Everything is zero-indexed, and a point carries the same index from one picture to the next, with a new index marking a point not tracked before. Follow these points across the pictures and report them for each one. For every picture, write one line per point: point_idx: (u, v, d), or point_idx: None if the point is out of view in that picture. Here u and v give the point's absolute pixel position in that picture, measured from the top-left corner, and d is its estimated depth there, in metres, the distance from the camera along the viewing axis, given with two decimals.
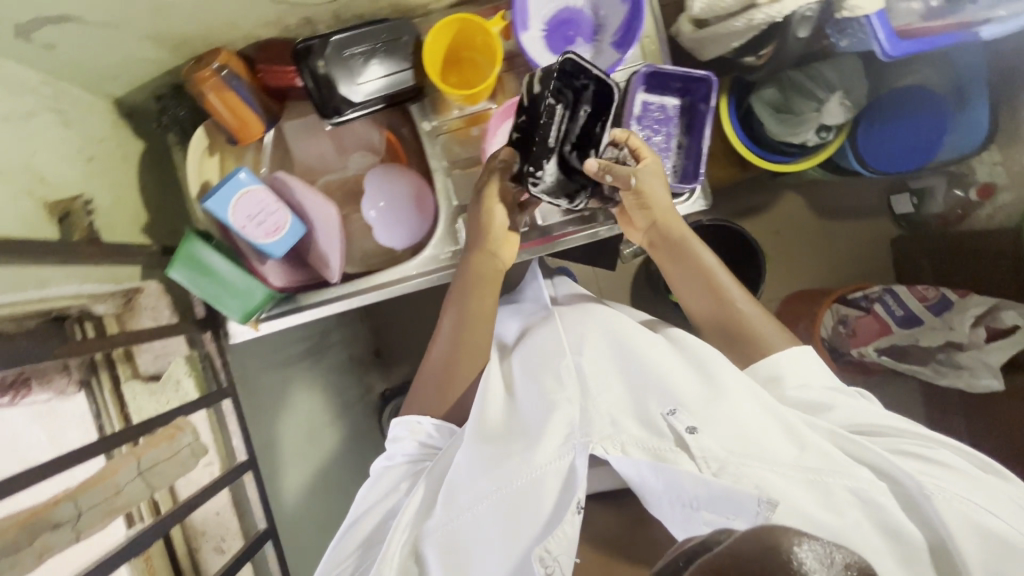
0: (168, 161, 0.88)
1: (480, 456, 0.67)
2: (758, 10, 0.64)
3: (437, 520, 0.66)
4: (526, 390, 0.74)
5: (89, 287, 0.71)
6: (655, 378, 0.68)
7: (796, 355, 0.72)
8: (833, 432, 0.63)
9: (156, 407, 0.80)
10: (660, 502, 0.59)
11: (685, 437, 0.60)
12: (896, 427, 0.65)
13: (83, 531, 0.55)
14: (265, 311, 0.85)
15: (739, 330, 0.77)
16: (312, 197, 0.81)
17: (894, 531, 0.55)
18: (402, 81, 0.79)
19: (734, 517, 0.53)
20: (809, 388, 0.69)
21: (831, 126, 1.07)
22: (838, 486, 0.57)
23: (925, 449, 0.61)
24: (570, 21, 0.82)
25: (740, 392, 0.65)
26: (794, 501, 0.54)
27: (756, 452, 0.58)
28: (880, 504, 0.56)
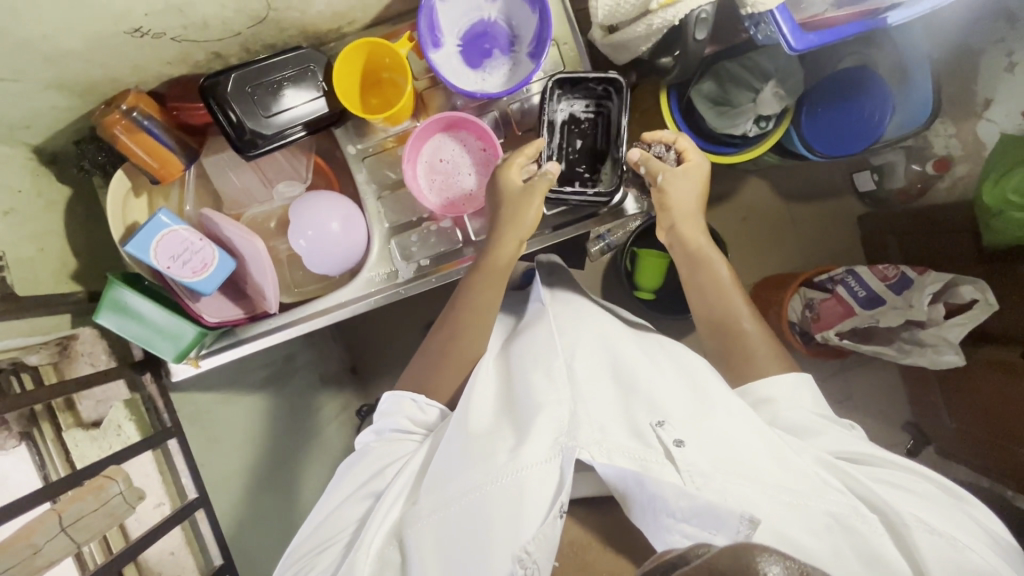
0: (97, 204, 0.88)
1: (466, 454, 0.65)
2: (654, 15, 0.64)
3: (419, 510, 0.63)
4: (514, 389, 0.74)
5: (15, 341, 0.71)
6: (643, 389, 0.68)
7: (799, 384, 0.72)
8: (817, 453, 0.64)
9: (98, 453, 0.80)
10: (643, 515, 0.59)
11: (672, 450, 0.60)
12: (887, 459, 0.65)
13: None
14: (203, 347, 0.85)
15: (742, 342, 0.78)
16: (239, 232, 0.80)
17: (868, 555, 0.56)
18: (316, 108, 0.78)
19: (714, 534, 0.54)
20: (805, 411, 0.70)
21: (770, 115, 1.06)
22: (817, 508, 0.58)
23: (906, 482, 0.63)
24: (485, 34, 0.82)
25: (729, 404, 0.66)
26: (774, 518, 0.56)
27: (738, 466, 0.59)
28: (856, 528, 0.57)
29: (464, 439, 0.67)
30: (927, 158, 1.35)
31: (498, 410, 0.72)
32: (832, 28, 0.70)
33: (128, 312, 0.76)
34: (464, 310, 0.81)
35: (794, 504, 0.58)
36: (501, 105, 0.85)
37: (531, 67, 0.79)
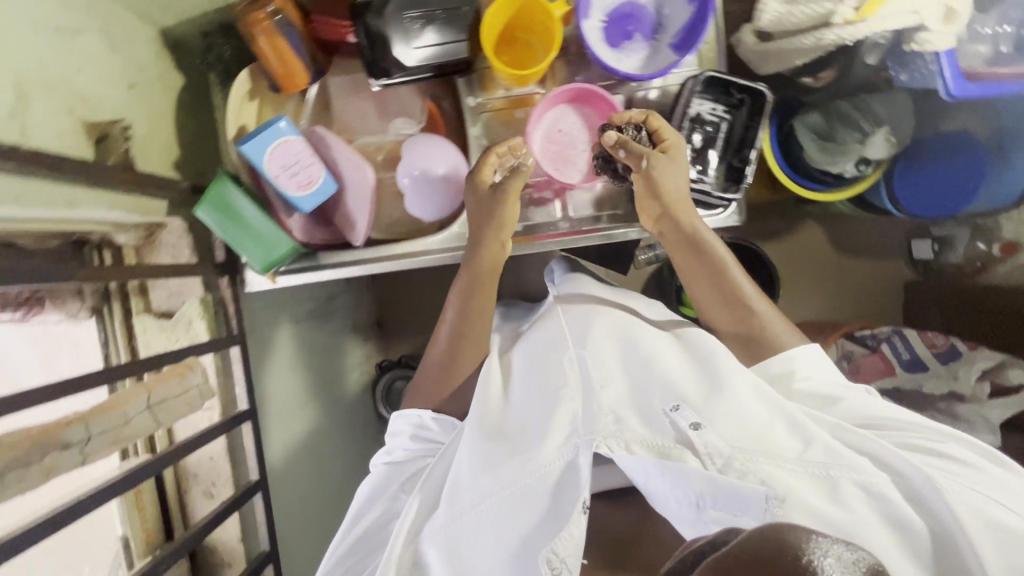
0: (206, 100, 0.87)
1: (482, 454, 0.67)
2: (831, 30, 0.63)
3: (439, 522, 0.66)
4: (524, 383, 0.75)
5: (117, 214, 0.70)
6: (657, 374, 0.69)
7: (811, 353, 0.71)
8: (837, 425, 0.63)
9: (166, 345, 0.81)
10: (666, 500, 0.58)
11: (689, 433, 0.59)
12: (907, 424, 0.63)
13: (90, 456, 0.54)
14: (283, 265, 0.84)
15: (751, 322, 0.75)
16: (350, 157, 0.81)
17: (903, 531, 0.53)
18: (454, 52, 0.77)
19: (741, 515, 0.53)
20: (817, 386, 0.68)
21: (872, 160, 1.06)
22: (844, 480, 0.56)
23: (935, 443, 0.60)
24: (632, 16, 0.81)
25: (743, 384, 0.65)
26: (802, 495, 0.54)
27: (760, 446, 0.58)
28: (887, 497, 0.54)
29: (476, 435, 0.69)
30: (995, 239, 1.29)
31: (511, 405, 0.74)
32: (995, 82, 0.69)
33: (228, 213, 0.76)
34: (461, 318, 0.81)
35: (821, 479, 0.56)
36: (628, 90, 0.84)
37: (673, 58, 0.79)
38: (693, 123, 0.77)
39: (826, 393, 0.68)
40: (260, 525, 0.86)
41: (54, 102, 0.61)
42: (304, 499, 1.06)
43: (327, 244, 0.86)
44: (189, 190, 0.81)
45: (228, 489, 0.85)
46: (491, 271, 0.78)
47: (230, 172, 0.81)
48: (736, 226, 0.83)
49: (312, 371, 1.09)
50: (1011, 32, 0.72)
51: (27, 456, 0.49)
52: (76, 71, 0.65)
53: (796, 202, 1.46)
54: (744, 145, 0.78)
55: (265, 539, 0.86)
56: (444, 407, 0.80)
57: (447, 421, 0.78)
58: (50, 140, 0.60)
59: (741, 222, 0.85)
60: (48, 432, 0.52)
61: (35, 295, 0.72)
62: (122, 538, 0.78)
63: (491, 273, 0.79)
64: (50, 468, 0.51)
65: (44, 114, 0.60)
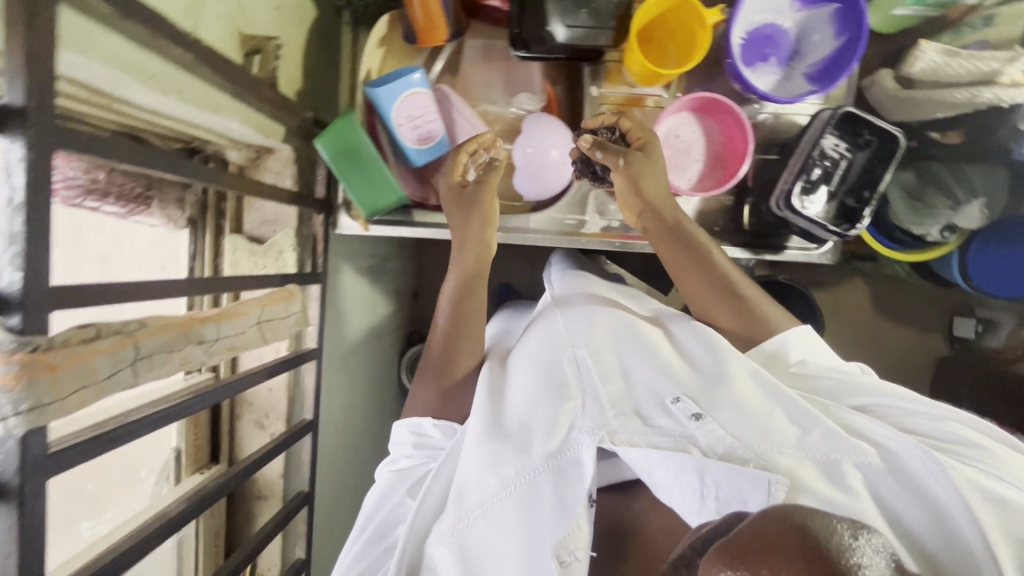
0: (334, 38, 0.87)
1: (485, 452, 0.64)
2: (990, 89, 0.65)
3: (446, 524, 0.63)
4: (520, 369, 0.72)
5: (245, 130, 0.69)
6: (652, 359, 0.68)
7: (807, 334, 0.70)
8: (832, 407, 0.62)
9: (251, 268, 0.81)
10: (666, 490, 0.56)
11: (691, 425, 0.60)
12: (907, 405, 0.61)
13: (213, 358, 0.50)
14: (378, 215, 0.84)
15: (749, 303, 0.72)
16: (469, 121, 0.81)
17: (901, 512, 0.51)
18: (597, 40, 0.74)
19: (746, 501, 0.51)
20: (813, 363, 0.68)
21: (957, 228, 1.06)
22: (843, 463, 0.54)
23: (936, 423, 0.58)
24: (772, 38, 0.80)
25: (739, 370, 0.64)
26: (806, 477, 0.54)
27: (762, 435, 0.58)
28: (888, 476, 0.53)
29: (480, 427, 0.66)
30: None
31: (509, 394, 0.71)
32: None
33: (346, 152, 0.76)
34: (458, 325, 0.75)
35: (824, 471, 0.54)
36: (749, 110, 0.85)
37: (806, 89, 0.79)
38: (818, 155, 0.76)
39: (826, 374, 0.66)
40: (302, 466, 0.86)
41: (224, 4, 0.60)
42: (334, 451, 1.06)
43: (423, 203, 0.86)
44: (306, 121, 0.80)
45: (279, 424, 0.85)
46: (479, 262, 0.75)
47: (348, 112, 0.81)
48: (828, 264, 0.86)
49: (365, 326, 1.09)
50: None
51: (172, 346, 0.44)
52: None
53: (853, 257, 1.46)
54: (865, 187, 0.77)
55: (306, 481, 0.85)
56: (442, 413, 0.74)
57: (448, 427, 0.73)
58: (214, 40, 0.59)
59: (832, 262, 0.88)
60: (188, 325, 0.47)
61: (145, 194, 0.71)
62: (175, 450, 0.79)
63: (478, 264, 0.76)
64: (184, 362, 0.46)
65: (214, 14, 0.59)
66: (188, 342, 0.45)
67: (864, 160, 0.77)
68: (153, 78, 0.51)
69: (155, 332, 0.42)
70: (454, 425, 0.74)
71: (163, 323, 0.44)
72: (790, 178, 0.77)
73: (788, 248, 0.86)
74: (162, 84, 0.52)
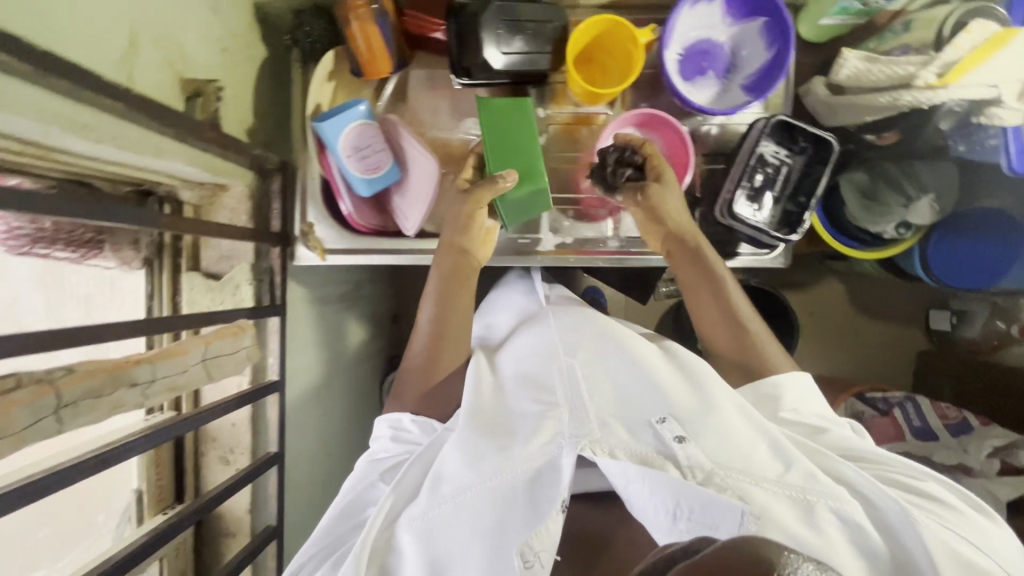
0: (283, 74, 0.89)
1: (467, 449, 0.66)
2: (906, 92, 0.65)
3: (420, 507, 0.64)
4: (515, 385, 0.76)
5: (192, 169, 0.71)
6: (648, 386, 0.69)
7: (797, 375, 0.73)
8: (816, 450, 0.64)
9: (209, 304, 0.82)
10: (645, 505, 0.57)
11: (673, 446, 0.60)
12: (883, 455, 0.65)
13: (150, 399, 0.51)
14: (334, 243, 0.86)
15: (749, 350, 0.76)
16: (415, 150, 0.83)
17: (869, 561, 0.54)
18: (535, 63, 0.79)
19: (717, 527, 0.54)
20: (808, 411, 0.70)
21: (912, 225, 1.07)
22: (821, 505, 0.56)
23: (910, 479, 0.61)
24: (709, 53, 0.83)
25: (728, 404, 0.67)
26: (778, 514, 0.55)
27: (742, 465, 0.59)
28: (863, 528, 0.55)
29: (465, 427, 0.69)
30: (1013, 319, 1.26)
31: (502, 400, 0.74)
32: None
33: (494, 124, 0.80)
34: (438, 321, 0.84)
35: (795, 501, 0.57)
36: (692, 122, 0.86)
37: (744, 99, 0.81)
38: (757, 163, 0.79)
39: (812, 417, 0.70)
40: (269, 496, 0.86)
41: (161, 54, 0.62)
42: (308, 479, 1.06)
43: (377, 230, 0.88)
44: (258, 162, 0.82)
45: (244, 457, 0.85)
46: (466, 274, 0.83)
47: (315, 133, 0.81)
48: (782, 267, 0.87)
49: (331, 353, 1.10)
50: None
51: (102, 388, 0.45)
52: (181, 30, 0.66)
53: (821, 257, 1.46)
54: (801, 191, 0.80)
55: (275, 513, 0.85)
56: (422, 409, 0.80)
57: (428, 424, 0.78)
58: (151, 93, 0.61)
59: (787, 265, 0.88)
60: (119, 367, 0.48)
61: (97, 238, 0.73)
62: (137, 491, 0.79)
63: (460, 269, 0.83)
64: (117, 405, 0.47)
65: (150, 65, 0.61)
66: (119, 383, 0.46)
67: (794, 166, 0.80)
68: (85, 128, 0.52)
69: (77, 381, 0.43)
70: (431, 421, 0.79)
71: (88, 369, 0.45)
72: (731, 186, 0.80)
73: (741, 254, 0.87)
74: (97, 133, 0.54)
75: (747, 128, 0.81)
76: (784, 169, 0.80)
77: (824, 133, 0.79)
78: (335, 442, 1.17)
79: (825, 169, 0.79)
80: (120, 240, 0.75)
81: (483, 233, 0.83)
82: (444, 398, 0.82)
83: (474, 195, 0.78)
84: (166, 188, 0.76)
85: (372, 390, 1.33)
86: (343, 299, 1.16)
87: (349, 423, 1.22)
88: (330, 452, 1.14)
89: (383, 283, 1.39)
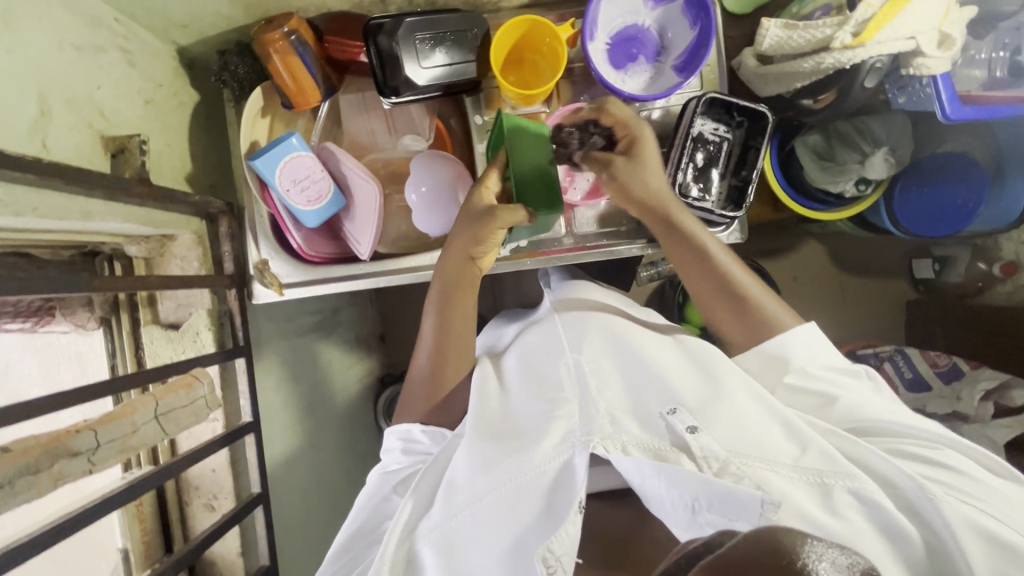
0: (220, 116, 0.89)
1: (478, 455, 0.66)
2: (829, 54, 0.66)
3: (435, 519, 0.64)
4: (522, 390, 0.75)
5: (130, 226, 0.70)
6: (656, 380, 0.69)
7: (805, 334, 0.71)
8: (833, 432, 0.63)
9: (172, 355, 0.81)
10: (661, 502, 0.56)
11: (685, 436, 0.58)
12: (902, 427, 0.64)
13: (97, 465, 0.53)
14: (290, 276, 0.86)
15: (752, 309, 0.74)
16: (357, 174, 0.82)
17: (891, 538, 0.53)
18: (463, 72, 0.79)
19: (736, 519, 0.50)
20: (814, 368, 0.70)
21: (871, 180, 1.05)
22: (838, 488, 0.55)
23: (930, 451, 0.60)
24: (636, 39, 0.82)
25: (742, 392, 0.67)
26: (797, 499, 0.54)
27: (758, 453, 0.58)
28: (880, 504, 0.54)
29: (473, 434, 0.69)
30: (993, 258, 1.27)
31: (510, 405, 0.74)
32: (989, 105, 0.72)
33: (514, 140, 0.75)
34: (444, 326, 0.81)
35: (817, 483, 0.56)
36: (631, 110, 0.85)
37: (677, 80, 0.81)
38: (696, 142, 0.79)
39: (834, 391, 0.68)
40: (259, 537, 0.85)
41: (75, 116, 0.63)
42: (303, 513, 1.05)
43: (333, 258, 0.88)
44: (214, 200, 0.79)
45: (228, 502, 0.85)
46: (469, 285, 0.80)
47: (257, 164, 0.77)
48: (738, 243, 0.86)
49: (310, 384, 1.10)
50: (1006, 57, 0.76)
51: (37, 465, 0.47)
52: (95, 90, 0.66)
53: (796, 222, 1.45)
54: (743, 165, 0.81)
55: (266, 554, 0.85)
56: (433, 419, 0.80)
57: (438, 433, 0.78)
58: (69, 156, 0.62)
59: (743, 240, 0.87)
60: (58, 439, 0.50)
61: (47, 305, 0.74)
62: (123, 550, 0.79)
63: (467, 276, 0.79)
64: (59, 477, 0.49)
65: (64, 129, 0.61)
66: (58, 457, 0.49)
67: (734, 141, 0.81)
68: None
69: (7, 462, 0.46)
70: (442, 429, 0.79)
71: (24, 447, 0.48)
72: (673, 170, 0.80)
73: None
74: (13, 206, 0.55)
75: (681, 108, 0.81)
76: (724, 144, 0.81)
77: (757, 104, 0.80)
78: (331, 472, 1.16)
79: (764, 140, 0.80)
80: (72, 304, 0.75)
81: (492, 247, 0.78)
82: (453, 409, 0.81)
83: (495, 215, 0.72)
84: (111, 246, 0.76)
85: (363, 415, 1.32)
86: (318, 328, 1.15)
87: (343, 450, 1.21)
88: (326, 483, 1.13)
89: (362, 305, 1.38)
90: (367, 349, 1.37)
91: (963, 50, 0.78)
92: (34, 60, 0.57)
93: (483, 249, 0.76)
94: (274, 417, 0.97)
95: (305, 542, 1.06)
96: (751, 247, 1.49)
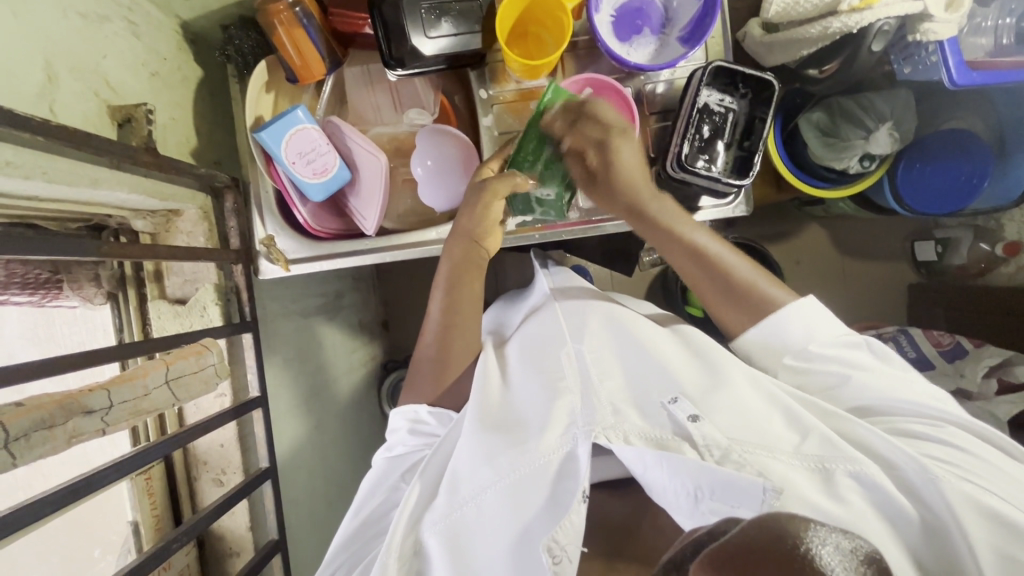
0: (223, 92, 0.89)
1: (480, 446, 0.66)
2: (836, 18, 0.68)
3: (439, 510, 0.64)
4: (523, 378, 0.75)
5: (136, 197, 0.70)
6: (657, 368, 0.69)
7: (803, 308, 0.70)
8: (835, 415, 0.64)
9: (178, 329, 0.82)
10: (664, 491, 0.57)
11: (687, 425, 0.60)
12: (899, 408, 0.64)
13: (110, 424, 0.53)
14: (295, 253, 0.86)
15: (750, 294, 0.73)
16: (363, 148, 0.82)
17: (894, 521, 0.53)
18: (468, 44, 0.78)
19: (739, 506, 0.51)
20: (814, 347, 0.69)
21: (876, 156, 1.04)
22: (839, 472, 0.56)
23: (929, 430, 0.60)
24: (641, 11, 0.82)
25: (740, 379, 0.67)
26: (792, 486, 0.54)
27: (758, 439, 0.59)
28: (881, 486, 0.54)
29: (472, 425, 0.69)
30: (997, 239, 1.25)
31: (511, 396, 0.74)
32: (996, 70, 0.72)
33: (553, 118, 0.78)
34: (452, 292, 0.80)
35: (820, 472, 0.56)
36: (636, 83, 0.85)
37: (681, 51, 0.80)
38: (701, 112, 0.79)
39: (840, 373, 0.67)
40: (266, 510, 0.86)
41: (81, 84, 0.63)
42: (307, 494, 1.05)
43: (338, 235, 0.88)
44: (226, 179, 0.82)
45: (236, 477, 0.85)
46: (479, 266, 0.81)
47: (256, 133, 0.79)
48: (743, 215, 0.86)
49: (313, 364, 1.10)
50: (1012, 24, 0.76)
51: (52, 420, 0.48)
52: (101, 59, 0.66)
53: (797, 205, 1.44)
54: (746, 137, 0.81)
55: (274, 528, 0.86)
56: (439, 402, 0.79)
57: (443, 414, 0.77)
58: (77, 122, 0.62)
59: (748, 213, 0.87)
60: (71, 397, 0.51)
61: (54, 278, 0.73)
62: (133, 522, 0.80)
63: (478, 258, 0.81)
64: (73, 434, 0.50)
65: (71, 96, 0.61)
66: (71, 414, 0.49)
67: (737, 113, 0.81)
68: (8, 164, 0.53)
69: (21, 415, 0.46)
70: (446, 413, 0.78)
71: (37, 402, 0.48)
72: (678, 140, 0.79)
73: (702, 207, 0.86)
74: (22, 169, 0.55)
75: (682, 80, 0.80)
76: (728, 115, 0.81)
77: (761, 72, 0.80)
78: (334, 454, 1.16)
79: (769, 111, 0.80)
80: (79, 276, 0.75)
81: (495, 226, 0.80)
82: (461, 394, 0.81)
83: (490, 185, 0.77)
84: (117, 219, 0.76)
85: (364, 400, 1.32)
86: (321, 311, 1.15)
87: (346, 433, 1.21)
88: (329, 465, 1.14)
89: (365, 290, 1.38)
90: (370, 335, 1.37)
91: (968, 18, 0.78)
92: (40, 23, 0.57)
93: (484, 228, 0.79)
94: (279, 396, 0.97)
95: (310, 523, 1.06)
96: (753, 229, 1.49)
